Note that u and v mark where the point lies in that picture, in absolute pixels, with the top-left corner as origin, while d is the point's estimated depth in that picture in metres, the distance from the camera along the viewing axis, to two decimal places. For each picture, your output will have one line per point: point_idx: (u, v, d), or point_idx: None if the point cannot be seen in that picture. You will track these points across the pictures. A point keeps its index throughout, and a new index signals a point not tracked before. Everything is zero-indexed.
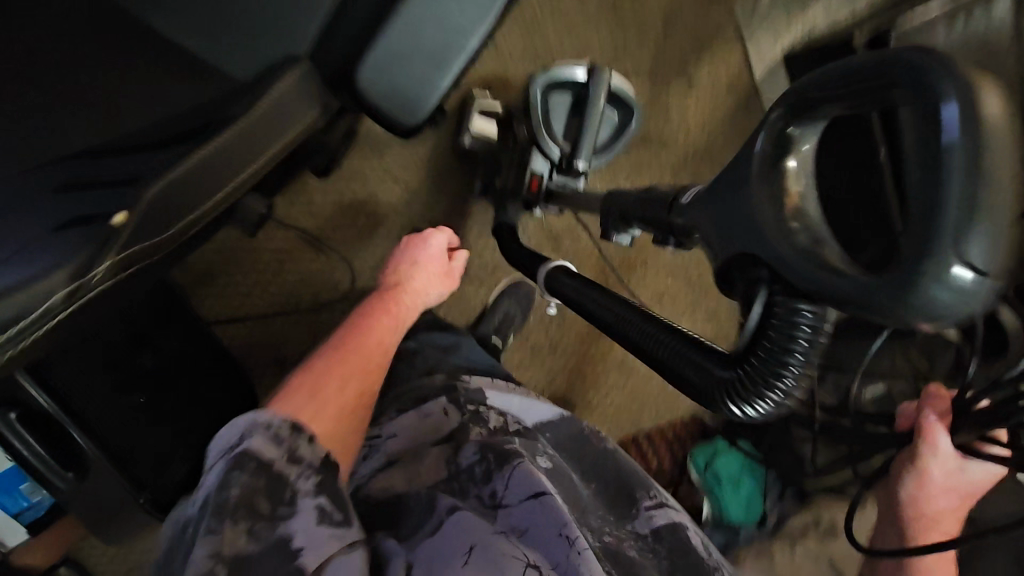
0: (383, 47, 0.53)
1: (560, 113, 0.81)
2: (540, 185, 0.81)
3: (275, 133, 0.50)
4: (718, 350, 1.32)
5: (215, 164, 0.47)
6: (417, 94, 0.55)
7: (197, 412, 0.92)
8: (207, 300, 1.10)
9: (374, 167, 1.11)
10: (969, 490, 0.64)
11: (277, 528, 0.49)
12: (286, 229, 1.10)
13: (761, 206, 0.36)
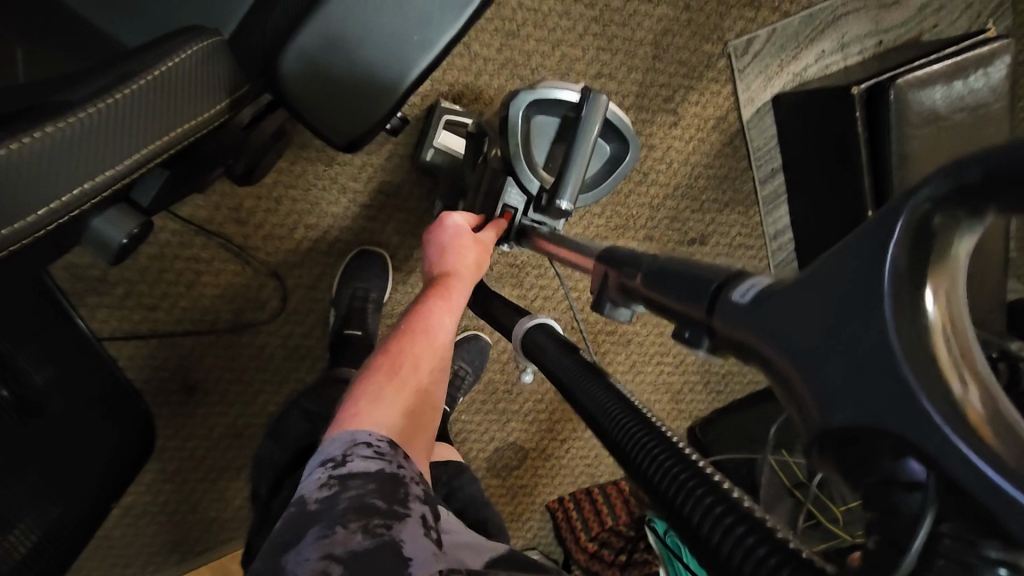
0: (317, 39, 0.46)
1: (543, 137, 0.72)
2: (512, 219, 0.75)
3: (157, 125, 0.36)
4: (681, 401, 1.24)
5: (73, 146, 0.32)
6: (364, 101, 0.46)
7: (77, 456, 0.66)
8: (103, 313, 0.92)
9: (319, 173, 0.96)
10: None
11: (385, 534, 0.43)
12: (207, 236, 0.94)
13: (907, 339, 0.26)
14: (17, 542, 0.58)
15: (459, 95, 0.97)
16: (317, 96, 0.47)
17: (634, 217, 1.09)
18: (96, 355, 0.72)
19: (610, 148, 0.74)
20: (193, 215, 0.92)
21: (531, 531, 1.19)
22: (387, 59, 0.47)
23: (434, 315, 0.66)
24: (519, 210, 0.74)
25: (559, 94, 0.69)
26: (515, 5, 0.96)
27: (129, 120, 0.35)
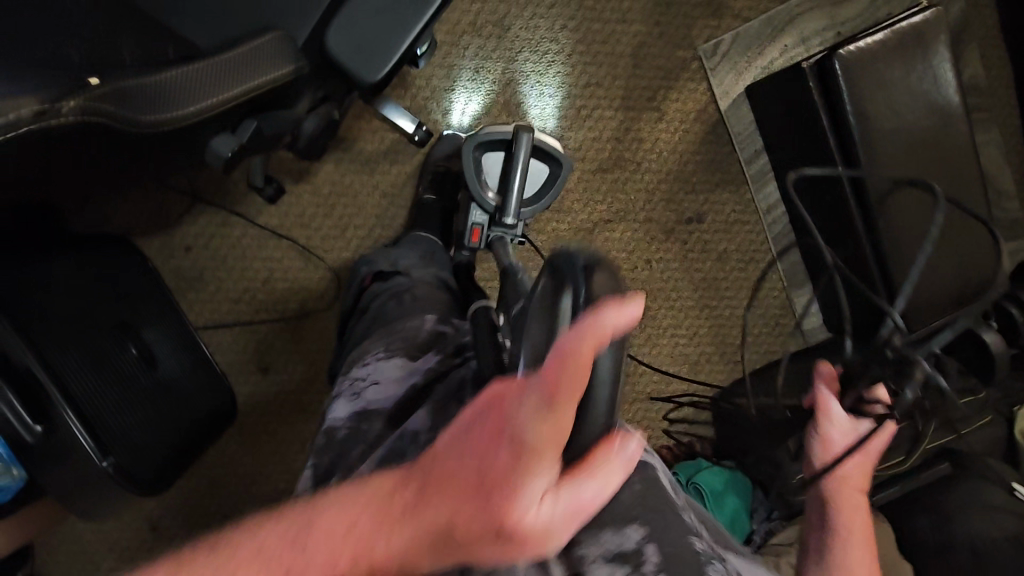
0: (348, 12, 0.60)
1: (493, 168, 1.05)
2: (480, 234, 1.04)
3: (256, 72, 0.55)
4: (699, 371, 1.32)
5: (206, 73, 0.52)
6: (377, 55, 0.60)
7: (160, 406, 0.91)
8: (198, 304, 1.15)
9: (363, 182, 1.18)
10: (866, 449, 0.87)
11: None
12: (277, 239, 1.16)
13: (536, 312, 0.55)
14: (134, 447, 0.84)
15: (464, 121, 1.19)
16: (348, 49, 0.60)
17: (631, 202, 1.25)
18: (180, 326, 1.01)
19: (548, 167, 1.07)
20: (268, 222, 1.16)
21: None
22: (397, 26, 0.61)
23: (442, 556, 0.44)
24: (483, 225, 1.03)
25: (505, 134, 1.03)
26: (512, 37, 1.19)
27: (216, 69, 0.53)
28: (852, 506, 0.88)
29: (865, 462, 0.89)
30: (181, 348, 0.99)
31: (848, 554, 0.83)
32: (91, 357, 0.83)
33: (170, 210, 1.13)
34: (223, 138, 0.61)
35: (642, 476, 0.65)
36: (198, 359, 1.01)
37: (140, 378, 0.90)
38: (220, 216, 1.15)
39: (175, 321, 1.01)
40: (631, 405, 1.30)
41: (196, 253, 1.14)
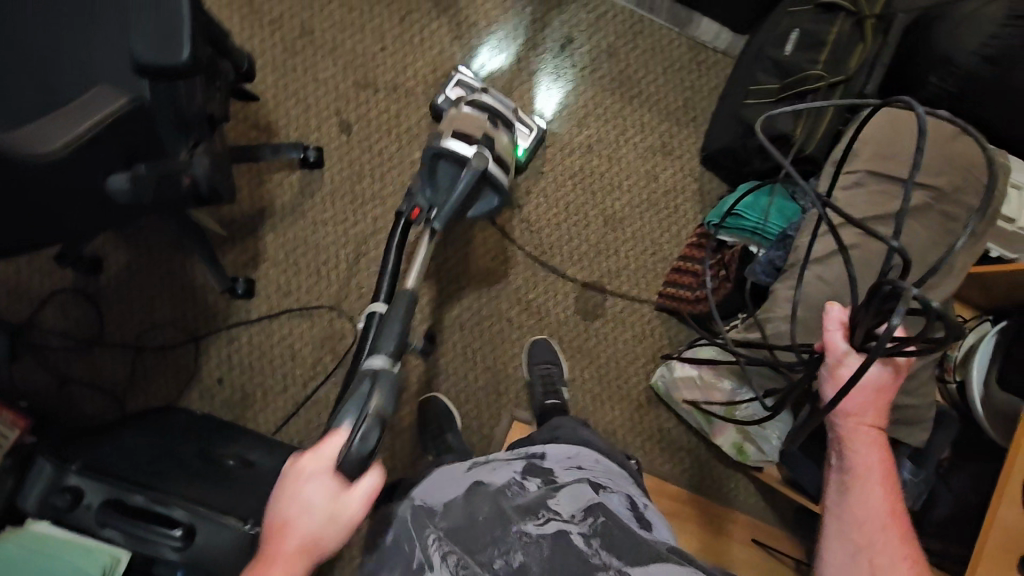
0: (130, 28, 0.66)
1: (444, 175, 1.00)
2: (418, 212, 0.97)
3: (104, 107, 0.68)
4: (671, 149, 1.34)
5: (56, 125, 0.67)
6: (168, 40, 0.66)
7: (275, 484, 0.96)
8: (261, 415, 1.21)
9: (305, 226, 1.25)
10: (876, 383, 0.78)
11: None
12: (278, 318, 1.24)
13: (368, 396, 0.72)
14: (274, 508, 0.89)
15: (482, 68, 1.32)
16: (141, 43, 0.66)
17: (506, 72, 1.32)
18: (252, 448, 1.07)
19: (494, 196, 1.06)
20: (261, 311, 1.23)
21: (656, 332, 1.31)
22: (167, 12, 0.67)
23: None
24: (424, 207, 0.97)
25: (463, 148, 0.99)
26: (322, 34, 1.29)
27: (69, 119, 0.68)
28: (866, 443, 0.80)
29: (877, 401, 0.80)
30: (267, 453, 1.06)
31: (869, 495, 0.79)
32: (194, 473, 0.90)
33: (185, 363, 1.21)
34: (116, 175, 0.74)
35: (553, 545, 0.69)
36: (287, 458, 1.06)
37: (244, 475, 0.96)
38: (225, 337, 1.23)
39: (249, 447, 1.07)
40: (643, 218, 1.33)
41: (229, 378, 1.21)
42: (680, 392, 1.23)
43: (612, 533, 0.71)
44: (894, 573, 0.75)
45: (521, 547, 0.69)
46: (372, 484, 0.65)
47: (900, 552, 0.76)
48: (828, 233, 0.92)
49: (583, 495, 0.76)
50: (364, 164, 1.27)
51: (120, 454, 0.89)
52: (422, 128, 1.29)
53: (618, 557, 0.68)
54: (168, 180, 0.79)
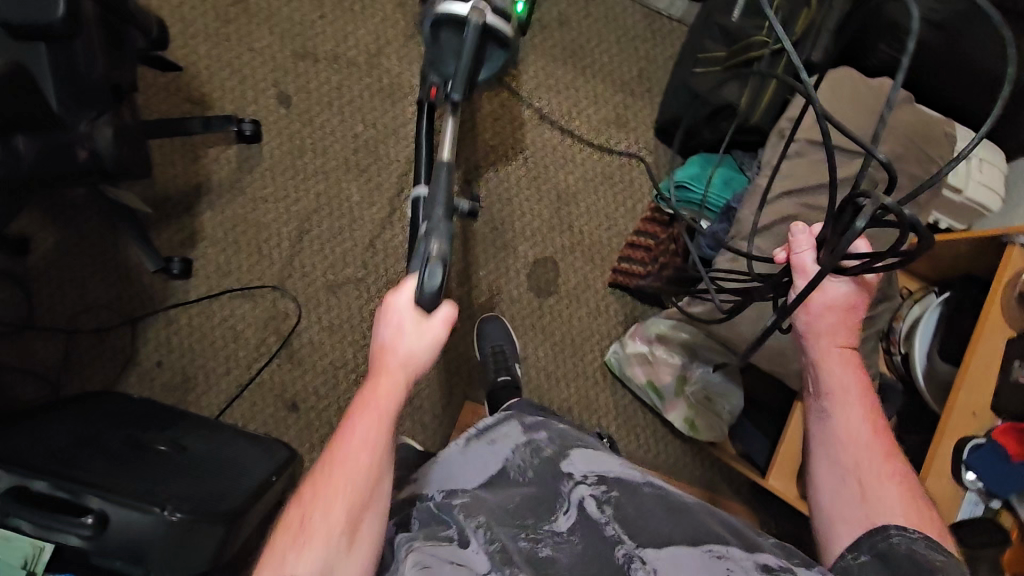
0: None
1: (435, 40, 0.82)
2: (436, 93, 0.93)
3: None
4: (624, 121, 1.31)
5: None
6: None
7: (207, 471, 0.93)
8: (203, 399, 1.18)
9: (244, 203, 1.20)
10: (845, 302, 0.77)
11: None
12: (219, 298, 1.19)
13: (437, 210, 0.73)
14: (203, 492, 0.86)
15: None
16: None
17: None
18: (189, 431, 1.03)
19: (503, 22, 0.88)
20: (201, 292, 1.19)
21: (610, 308, 1.29)
22: None
23: (341, 444, 0.62)
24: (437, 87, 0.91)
25: (461, 3, 0.78)
26: (258, 3, 1.23)
27: None
28: (841, 362, 0.78)
29: (846, 320, 0.78)
30: (205, 439, 1.02)
31: (848, 417, 0.77)
32: (119, 460, 0.87)
33: (121, 346, 1.16)
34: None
35: (579, 526, 0.69)
36: (226, 444, 1.02)
37: (174, 460, 0.93)
38: (162, 319, 1.18)
39: (186, 430, 1.03)
40: (596, 192, 1.30)
41: (169, 362, 1.17)
42: (633, 369, 1.21)
43: (625, 507, 0.72)
44: (888, 497, 0.72)
45: (550, 540, 0.68)
46: (448, 314, 0.67)
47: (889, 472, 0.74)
48: (769, 203, 0.90)
49: (596, 462, 0.78)
50: (305, 138, 1.22)
51: (39, 442, 0.85)
52: (366, 100, 1.24)
53: (632, 535, 0.68)
54: (60, 153, 0.77)
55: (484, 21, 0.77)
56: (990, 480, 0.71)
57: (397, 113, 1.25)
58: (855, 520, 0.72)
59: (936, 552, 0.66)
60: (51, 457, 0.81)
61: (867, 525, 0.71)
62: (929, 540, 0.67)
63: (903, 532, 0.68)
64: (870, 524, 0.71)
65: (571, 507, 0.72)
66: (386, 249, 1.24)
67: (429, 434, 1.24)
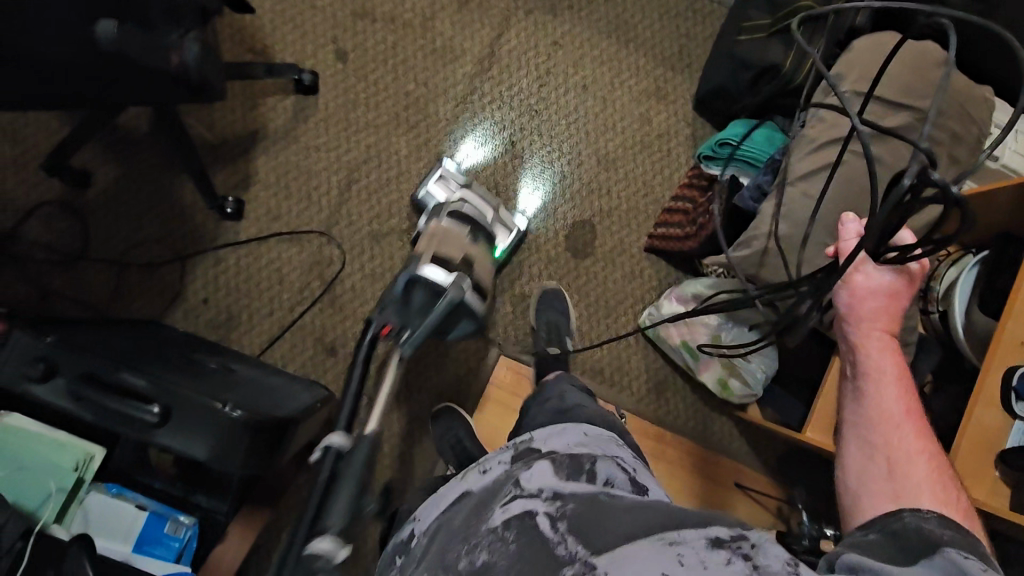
0: None
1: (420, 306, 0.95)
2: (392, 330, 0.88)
3: None
4: (664, 94, 1.35)
5: None
6: None
7: (256, 389, 0.95)
8: (245, 338, 1.20)
9: (296, 151, 1.25)
10: (889, 287, 0.79)
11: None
12: (266, 242, 1.23)
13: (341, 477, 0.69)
14: (255, 401, 0.88)
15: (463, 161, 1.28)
16: None
17: (501, 11, 1.33)
18: (233, 360, 1.06)
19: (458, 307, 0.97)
20: (249, 235, 1.22)
21: (645, 274, 1.32)
22: None
23: None
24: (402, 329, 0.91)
25: (439, 275, 0.97)
26: None
27: None
28: (877, 346, 0.79)
29: (890, 306, 0.79)
30: (248, 368, 1.05)
31: (882, 395, 0.78)
32: (177, 366, 0.90)
33: (170, 281, 1.20)
34: (104, 21, 0.76)
35: (519, 530, 0.64)
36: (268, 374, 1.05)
37: (224, 376, 0.95)
38: (210, 259, 1.22)
39: (230, 359, 1.06)
40: (635, 161, 1.34)
41: (214, 300, 1.20)
42: (668, 330, 1.23)
43: (583, 516, 0.64)
44: (915, 474, 0.71)
45: (486, 544, 0.64)
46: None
47: (919, 450, 0.73)
48: (815, 149, 0.94)
49: (553, 478, 0.71)
50: (358, 92, 1.27)
51: (101, 341, 0.88)
52: (417, 60, 1.29)
53: (584, 544, 0.61)
54: (150, 55, 0.80)
55: (460, 297, 0.96)
56: None
57: (446, 75, 1.29)
58: (881, 495, 0.72)
59: (948, 529, 0.62)
60: (117, 352, 0.84)
61: (892, 503, 0.70)
62: (946, 519, 0.64)
63: (917, 512, 0.65)
64: (896, 503, 0.70)
65: (510, 504, 0.68)
66: None
67: (464, 386, 1.25)
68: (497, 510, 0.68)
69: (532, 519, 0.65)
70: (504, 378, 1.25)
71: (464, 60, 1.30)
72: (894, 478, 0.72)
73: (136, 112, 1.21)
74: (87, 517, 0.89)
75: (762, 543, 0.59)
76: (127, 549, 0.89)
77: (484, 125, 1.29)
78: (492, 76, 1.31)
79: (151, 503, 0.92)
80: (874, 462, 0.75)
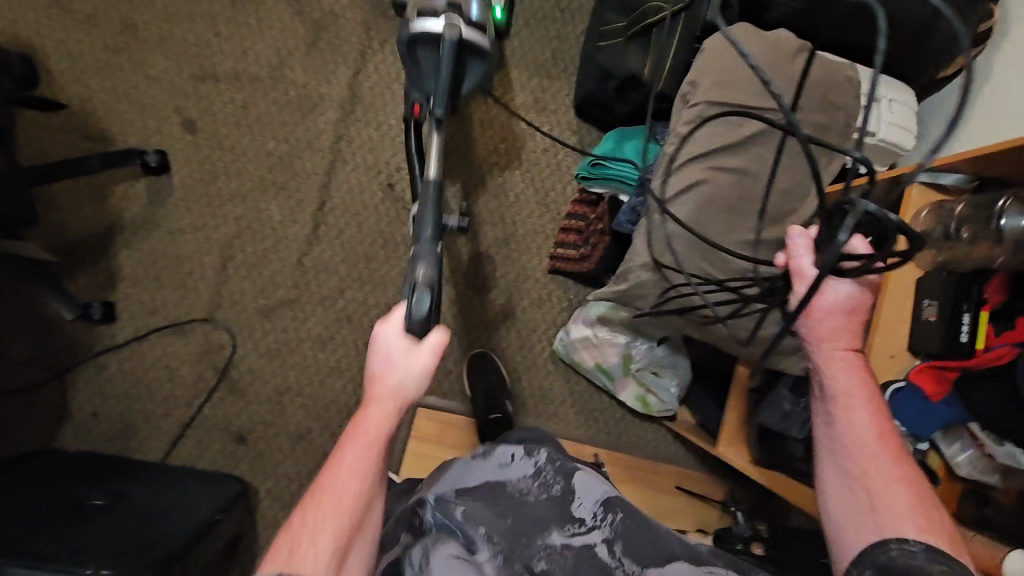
0: None
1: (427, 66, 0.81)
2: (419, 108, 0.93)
3: None
4: (544, 104, 1.29)
5: None
6: None
7: (145, 519, 0.90)
8: (147, 443, 1.15)
9: (161, 237, 1.17)
10: (847, 303, 0.69)
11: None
12: (149, 338, 1.16)
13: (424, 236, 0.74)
14: (134, 543, 0.83)
15: None
16: None
17: (355, 45, 1.24)
18: (135, 480, 1.00)
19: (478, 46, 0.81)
20: (129, 335, 1.15)
21: (554, 295, 1.28)
22: None
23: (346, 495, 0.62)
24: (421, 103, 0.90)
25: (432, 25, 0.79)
26: (143, 27, 1.18)
27: None
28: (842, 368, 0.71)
29: (849, 323, 0.70)
30: (149, 488, 0.99)
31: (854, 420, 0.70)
32: (47, 521, 0.84)
33: (52, 402, 1.13)
34: None
35: (581, 556, 0.77)
36: (169, 492, 0.99)
37: (104, 515, 0.89)
38: (92, 369, 1.15)
39: (131, 481, 0.99)
40: (525, 179, 1.28)
41: (105, 411, 1.14)
42: (581, 353, 1.20)
43: (626, 535, 0.80)
44: (896, 501, 0.66)
45: (548, 560, 0.76)
46: (438, 340, 0.66)
47: (896, 473, 0.68)
48: (679, 169, 0.90)
49: (594, 494, 0.83)
50: (216, 163, 1.19)
51: None
52: (274, 115, 1.21)
53: (631, 559, 0.78)
54: None
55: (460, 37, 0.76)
56: (910, 422, 0.73)
57: (307, 126, 1.21)
58: (862, 526, 0.67)
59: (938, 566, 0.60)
60: None
61: (876, 536, 0.65)
62: (933, 553, 0.62)
63: (904, 544, 0.63)
64: (880, 535, 0.65)
65: (572, 534, 0.78)
66: (318, 264, 1.21)
67: None
68: (556, 530, 0.79)
69: (587, 545, 0.78)
70: (425, 431, 1.23)
71: (324, 107, 1.22)
72: (876, 508, 0.67)
73: None
74: None
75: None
76: None
77: (358, 173, 1.22)
78: (358, 118, 1.23)
79: None
80: (851, 489, 0.69)
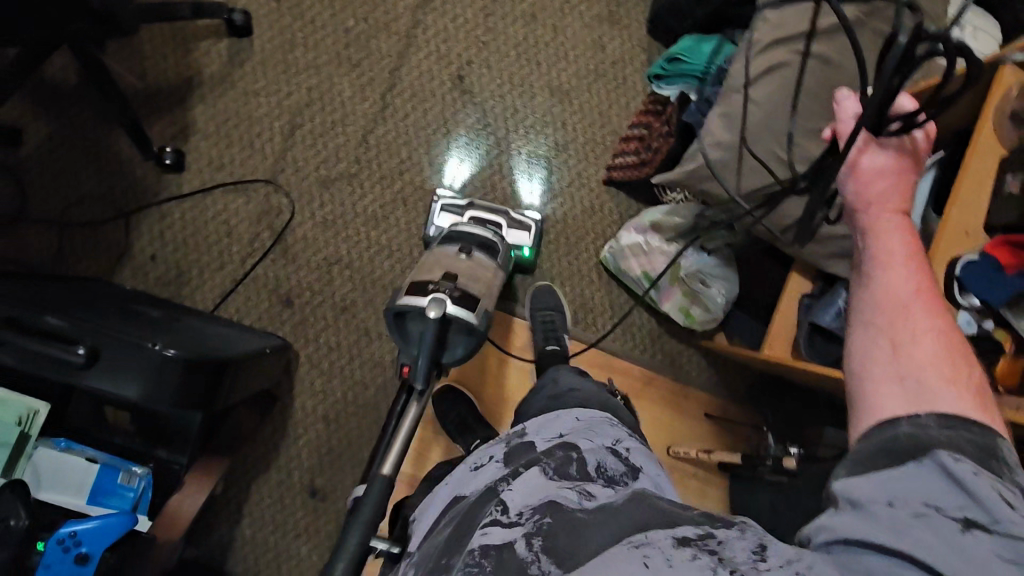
0: None
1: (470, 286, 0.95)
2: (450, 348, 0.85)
3: None
4: (617, 19, 1.30)
5: None
6: None
7: (198, 335, 0.93)
8: (198, 292, 1.18)
9: (235, 98, 1.20)
10: (897, 163, 0.67)
11: None
12: (212, 192, 1.19)
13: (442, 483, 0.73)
14: (188, 343, 0.86)
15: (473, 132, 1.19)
16: None
17: None
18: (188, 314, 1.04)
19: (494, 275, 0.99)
20: (194, 187, 1.19)
21: (606, 207, 1.29)
22: None
23: None
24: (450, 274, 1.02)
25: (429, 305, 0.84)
26: None
27: None
28: (882, 229, 0.66)
29: (899, 186, 0.67)
30: (202, 320, 1.03)
31: (888, 280, 0.64)
32: (111, 313, 0.88)
33: (116, 239, 1.16)
34: None
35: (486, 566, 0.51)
36: (220, 326, 1.02)
37: (161, 324, 0.92)
38: (154, 215, 1.18)
39: (185, 314, 1.03)
40: (590, 90, 1.29)
41: (163, 255, 1.17)
42: (628, 262, 1.21)
43: (559, 534, 0.52)
44: (922, 359, 0.58)
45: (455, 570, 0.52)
46: None
47: (927, 330, 0.60)
48: (761, 54, 0.90)
49: (538, 487, 0.59)
50: (295, 34, 1.22)
51: (35, 293, 0.87)
52: None
53: (556, 566, 0.49)
54: None
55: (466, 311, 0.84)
56: (985, 293, 0.71)
57: (385, 10, 1.24)
58: (882, 377, 0.59)
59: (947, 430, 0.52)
60: (51, 301, 0.84)
61: (893, 396, 0.57)
62: (943, 422, 0.53)
63: (914, 419, 0.54)
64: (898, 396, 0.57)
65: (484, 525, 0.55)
66: (380, 145, 1.23)
67: None
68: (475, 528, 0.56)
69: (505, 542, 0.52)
70: None
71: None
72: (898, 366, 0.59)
73: (64, 63, 1.16)
74: (36, 470, 0.90)
75: (729, 538, 0.48)
76: (81, 500, 0.91)
77: (430, 62, 1.25)
78: (435, 8, 1.26)
79: (99, 457, 0.92)
80: (875, 346, 0.62)
